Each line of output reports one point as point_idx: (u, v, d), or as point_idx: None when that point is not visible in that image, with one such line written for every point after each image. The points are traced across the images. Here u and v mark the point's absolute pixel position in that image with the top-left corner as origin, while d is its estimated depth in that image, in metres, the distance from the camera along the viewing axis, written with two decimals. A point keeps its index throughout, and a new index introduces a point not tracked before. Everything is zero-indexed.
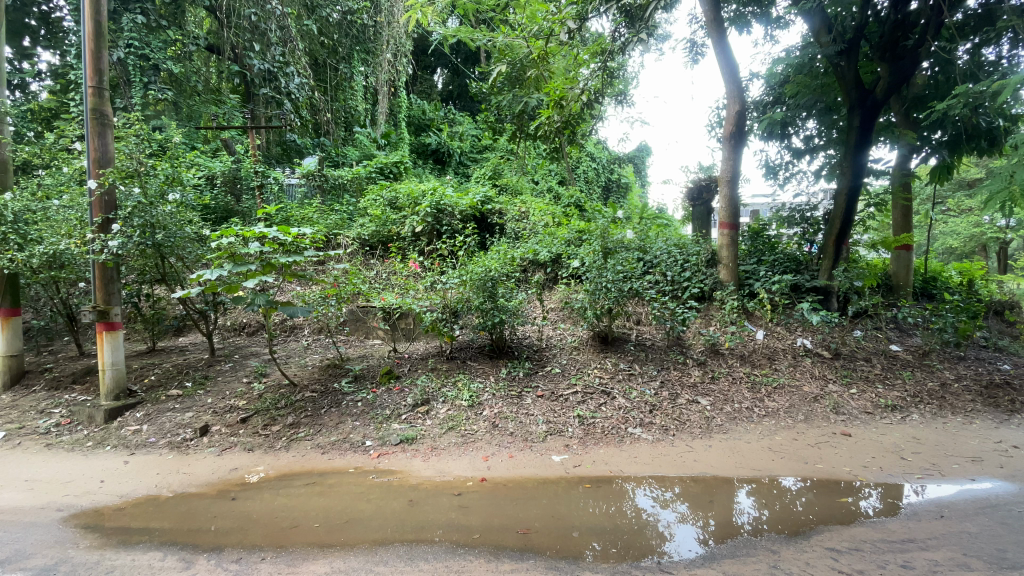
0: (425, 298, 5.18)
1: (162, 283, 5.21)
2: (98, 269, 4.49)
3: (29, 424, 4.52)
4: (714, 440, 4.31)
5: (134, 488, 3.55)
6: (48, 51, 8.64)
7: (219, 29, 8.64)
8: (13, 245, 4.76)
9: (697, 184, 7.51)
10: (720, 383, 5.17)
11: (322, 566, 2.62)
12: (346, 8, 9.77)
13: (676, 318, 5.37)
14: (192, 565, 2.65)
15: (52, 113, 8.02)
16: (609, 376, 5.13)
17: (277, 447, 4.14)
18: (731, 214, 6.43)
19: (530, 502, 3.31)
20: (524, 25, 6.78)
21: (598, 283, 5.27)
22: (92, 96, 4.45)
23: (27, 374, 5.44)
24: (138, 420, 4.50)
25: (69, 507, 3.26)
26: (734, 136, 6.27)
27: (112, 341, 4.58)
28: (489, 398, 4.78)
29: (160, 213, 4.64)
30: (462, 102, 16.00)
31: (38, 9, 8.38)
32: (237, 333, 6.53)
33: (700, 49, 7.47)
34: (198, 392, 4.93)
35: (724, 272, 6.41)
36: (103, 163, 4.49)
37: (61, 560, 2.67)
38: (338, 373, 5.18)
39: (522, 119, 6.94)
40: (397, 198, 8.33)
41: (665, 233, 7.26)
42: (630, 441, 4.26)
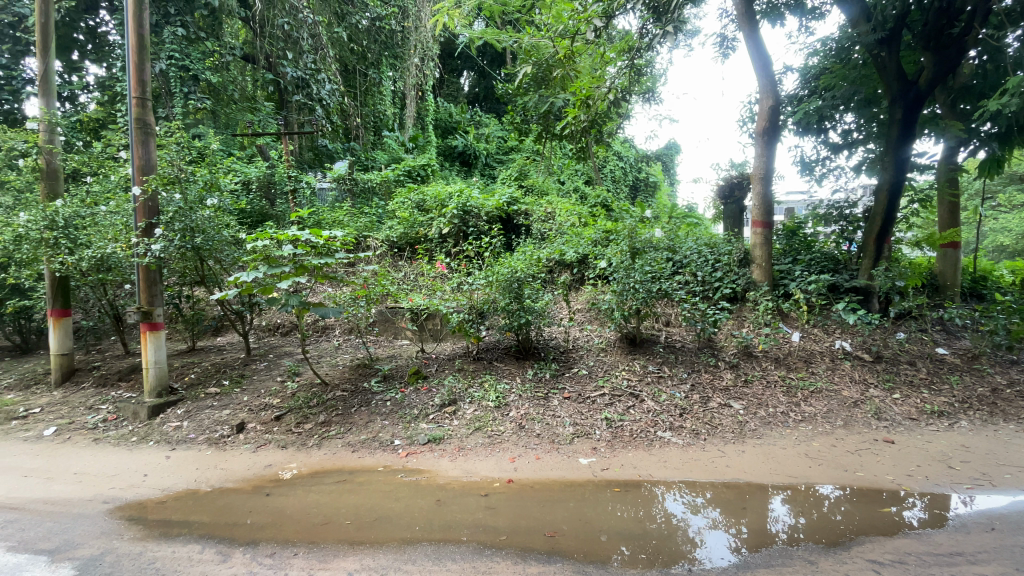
0: (452, 299, 5.21)
1: (201, 285, 5.40)
2: (142, 271, 4.68)
3: (79, 419, 4.77)
4: (747, 445, 4.19)
5: (174, 482, 3.69)
6: (96, 64, 9.12)
7: (254, 39, 8.88)
8: (65, 249, 5.06)
9: (728, 181, 7.29)
10: (753, 387, 5.02)
11: (352, 563, 2.66)
12: (375, 14, 9.94)
13: (707, 320, 5.20)
14: (229, 557, 2.73)
15: (99, 123, 8.42)
16: (637, 378, 5.05)
17: (309, 445, 4.25)
18: (765, 212, 6.22)
19: (557, 505, 3.28)
20: (550, 24, 6.71)
21: (625, 284, 5.18)
22: (137, 106, 4.65)
23: (77, 372, 5.73)
24: (179, 417, 4.69)
25: (114, 499, 3.42)
26: (767, 133, 6.10)
27: (155, 340, 4.78)
28: (515, 399, 4.78)
29: (199, 217, 4.79)
30: (489, 103, 16.10)
31: (86, 24, 8.85)
32: (272, 334, 6.72)
33: (731, 43, 7.27)
34: (235, 390, 5.10)
35: (758, 271, 6.23)
36: (147, 170, 4.69)
37: (107, 550, 2.80)
38: (367, 373, 5.26)
39: (547, 120, 6.75)
40: (424, 200, 8.41)
41: (695, 232, 7.06)
42: (660, 444, 4.18)
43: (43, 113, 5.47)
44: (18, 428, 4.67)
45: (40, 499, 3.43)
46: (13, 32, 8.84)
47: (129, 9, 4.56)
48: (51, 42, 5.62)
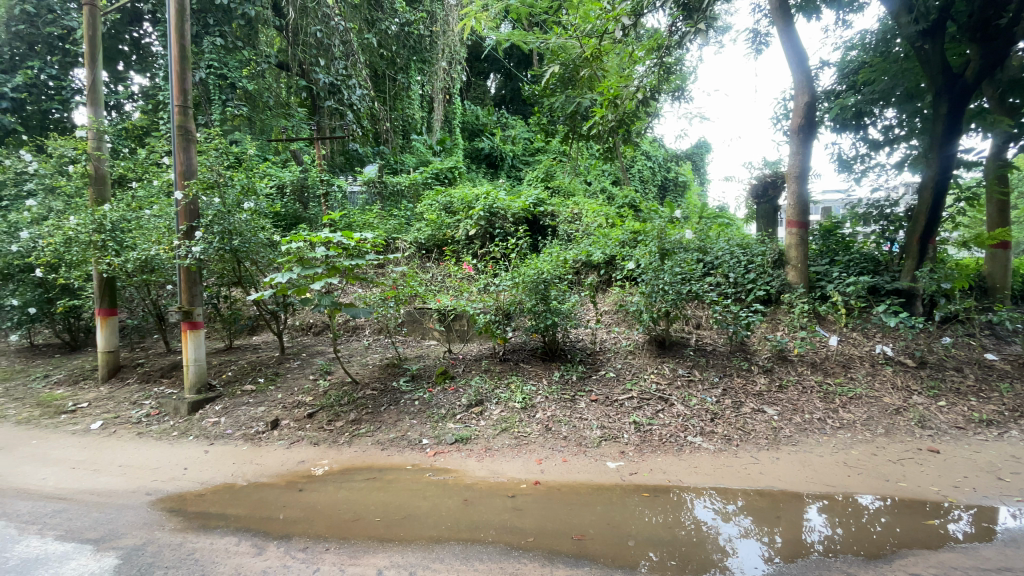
0: (479, 300, 5.25)
1: (239, 285, 5.58)
2: (183, 272, 4.86)
3: (124, 414, 5.00)
4: (782, 452, 4.06)
5: (211, 476, 3.83)
6: (140, 74, 9.56)
7: (288, 46, 9.14)
8: (112, 251, 5.32)
9: (760, 180, 7.09)
10: (788, 392, 4.86)
11: (381, 560, 2.70)
12: (404, 20, 10.15)
13: (739, 323, 5.07)
14: (264, 550, 2.81)
15: (144, 130, 8.82)
16: (666, 382, 4.96)
17: (340, 442, 4.34)
18: (801, 212, 6.04)
19: (584, 508, 3.25)
20: (577, 24, 6.67)
21: (654, 285, 5.11)
22: (178, 114, 4.84)
23: (122, 368, 6.00)
24: (217, 413, 4.86)
25: (156, 491, 3.57)
26: (802, 130, 5.92)
27: (195, 338, 4.97)
28: (542, 400, 4.76)
29: (236, 220, 4.95)
30: (515, 105, 16.16)
31: (131, 36, 9.28)
32: (305, 333, 6.89)
33: (764, 38, 7.09)
34: (270, 388, 5.25)
35: (793, 273, 6.03)
36: (188, 176, 4.88)
37: (149, 540, 2.92)
38: (396, 372, 5.34)
39: (575, 120, 6.63)
40: (451, 203, 8.47)
41: (727, 233, 6.90)
42: (690, 449, 4.10)
43: (92, 121, 5.76)
44: (69, 422, 4.93)
45: (88, 490, 3.61)
46: (62, 44, 9.39)
47: (171, 20, 4.75)
48: (99, 54, 5.92)
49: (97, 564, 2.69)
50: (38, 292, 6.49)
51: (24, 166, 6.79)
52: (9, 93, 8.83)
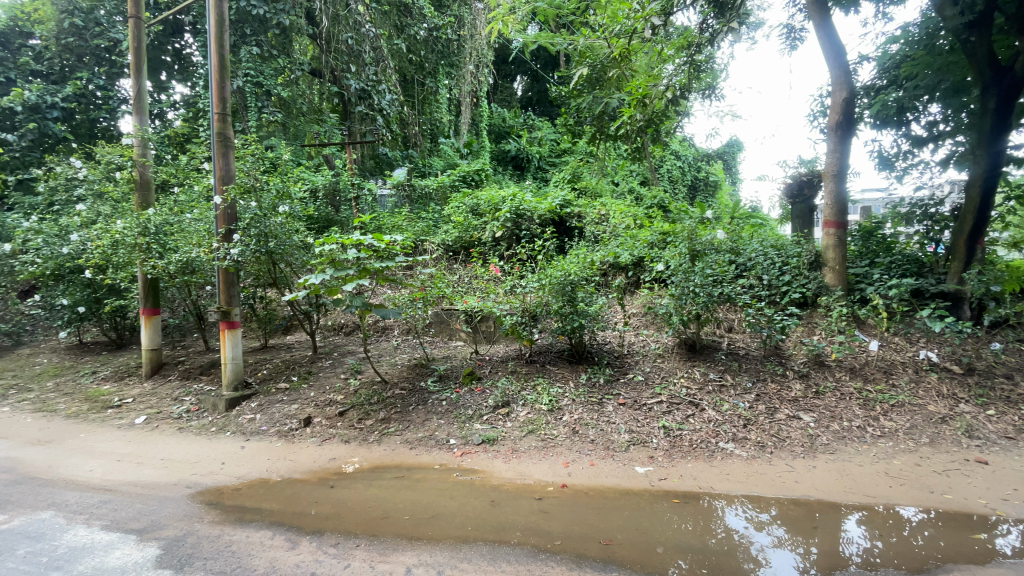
0: (505, 302, 5.27)
1: (274, 286, 5.75)
2: (222, 274, 5.03)
3: (166, 409, 5.22)
4: (819, 460, 3.93)
5: (247, 471, 3.96)
6: (181, 83, 9.97)
7: (320, 54, 9.38)
8: (156, 253, 5.55)
9: (796, 179, 6.87)
10: (826, 399, 4.70)
11: (410, 558, 2.74)
12: (432, 25, 10.30)
13: (774, 326, 4.92)
14: (297, 545, 2.89)
15: (184, 137, 9.18)
16: (697, 387, 4.86)
17: (370, 440, 4.42)
18: (839, 212, 5.83)
19: (612, 513, 3.21)
20: (605, 25, 6.63)
21: (684, 288, 5.03)
22: (218, 122, 5.02)
23: (165, 366, 6.25)
24: (252, 410, 5.02)
25: (195, 485, 3.71)
26: (840, 127, 5.73)
27: (232, 338, 5.13)
28: (568, 403, 4.74)
29: (272, 223, 5.12)
30: (542, 107, 16.15)
31: (173, 47, 9.69)
32: (336, 333, 7.04)
33: (799, 34, 6.88)
34: (303, 386, 5.39)
35: (831, 275, 5.83)
36: (227, 181, 5.07)
37: (189, 532, 3.04)
38: (423, 373, 5.40)
39: (602, 120, 6.58)
40: (478, 204, 8.51)
41: (760, 233, 6.72)
42: (721, 456, 4.00)
43: (137, 130, 6.02)
44: (114, 416, 5.17)
45: (132, 482, 3.78)
46: (109, 56, 9.85)
47: (211, 31, 4.94)
48: (143, 65, 6.18)
49: (141, 553, 2.81)
50: (87, 292, 6.84)
51: (74, 172, 7.15)
52: (60, 103, 9.44)
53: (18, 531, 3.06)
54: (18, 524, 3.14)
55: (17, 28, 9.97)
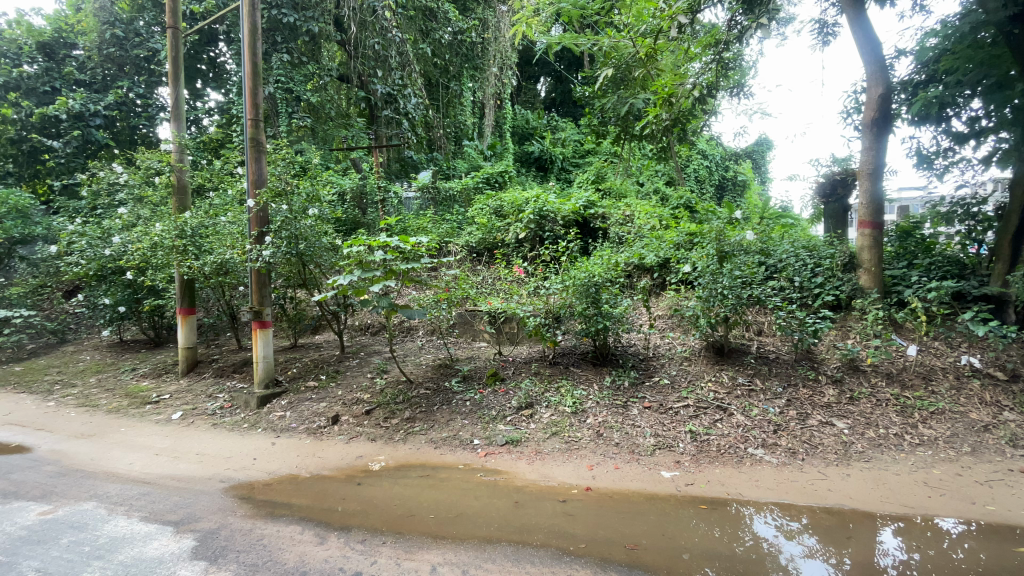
0: (529, 303, 5.28)
1: (304, 287, 5.89)
2: (255, 275, 5.19)
3: (201, 406, 5.41)
4: (854, 469, 3.81)
5: (277, 466, 4.07)
6: (216, 90, 10.32)
7: (348, 59, 9.59)
8: (192, 255, 5.76)
9: (828, 178, 6.68)
10: (860, 405, 4.55)
11: (435, 556, 2.77)
12: (457, 29, 10.32)
13: (806, 329, 4.79)
14: (325, 540, 2.95)
15: (219, 143, 9.49)
16: (725, 391, 4.77)
17: (396, 439, 4.48)
18: (874, 212, 5.65)
19: (637, 517, 3.18)
20: (630, 24, 6.59)
21: (712, 290, 4.94)
22: (251, 127, 5.18)
23: (199, 364, 6.47)
24: (283, 407, 5.15)
25: (229, 479, 3.83)
26: (876, 124, 5.54)
27: (264, 337, 5.28)
28: (593, 405, 4.71)
29: (302, 226, 5.24)
30: (566, 108, 16.13)
31: (208, 55, 10.04)
32: (363, 333, 7.16)
33: (832, 29, 6.69)
34: (331, 384, 5.51)
35: (866, 278, 5.64)
36: (259, 184, 5.17)
37: (222, 525, 3.14)
38: (448, 373, 5.46)
39: (626, 120, 6.58)
40: (501, 206, 8.54)
41: (791, 233, 6.55)
42: (751, 462, 3.92)
43: (175, 136, 6.22)
44: (152, 412, 5.38)
45: (169, 475, 3.93)
46: (147, 65, 10.29)
47: (245, 39, 5.12)
48: (180, 73, 6.42)
49: (177, 544, 2.91)
50: (127, 292, 7.17)
51: (116, 178, 7.47)
52: (102, 111, 9.81)
53: (63, 520, 3.21)
54: (63, 514, 3.29)
55: (61, 39, 10.43)
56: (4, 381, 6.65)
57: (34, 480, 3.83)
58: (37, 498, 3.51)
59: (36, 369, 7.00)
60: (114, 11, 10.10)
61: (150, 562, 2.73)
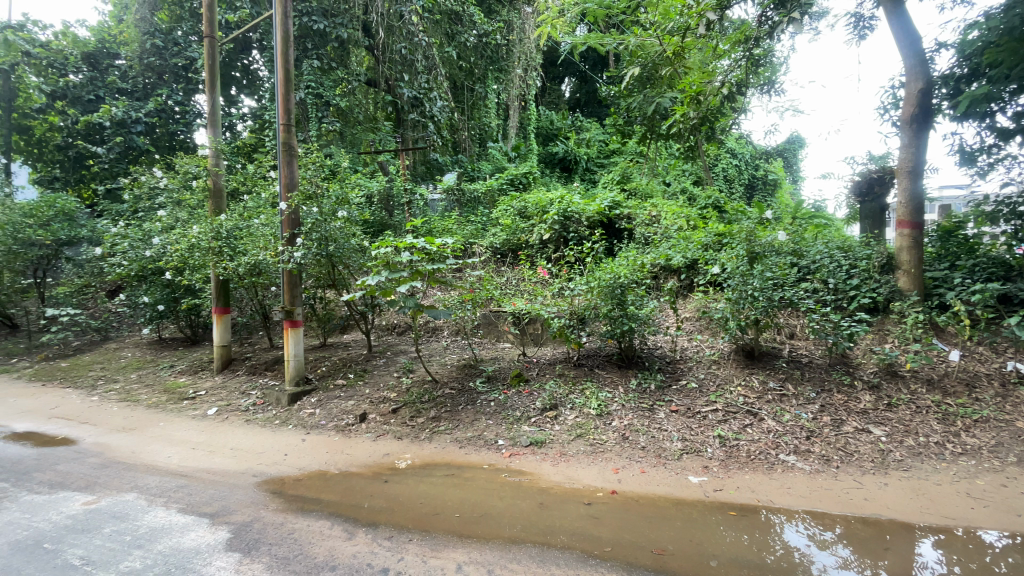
0: (554, 304, 5.26)
1: (333, 287, 6.02)
2: (286, 275, 5.34)
3: (235, 402, 5.59)
4: (891, 477, 3.67)
5: (307, 462, 4.17)
6: (249, 97, 10.64)
7: (376, 64, 9.77)
8: (227, 256, 5.95)
9: (865, 176, 6.49)
10: (898, 411, 4.38)
11: (461, 555, 2.80)
12: (482, 31, 10.60)
13: (841, 333, 4.64)
14: (354, 535, 3.02)
15: (252, 148, 9.79)
16: (755, 396, 4.66)
17: (421, 438, 4.54)
18: (914, 212, 5.44)
19: (663, 523, 3.14)
20: (658, 22, 6.50)
21: (742, 292, 4.84)
22: (284, 132, 5.33)
23: (233, 361, 6.68)
24: (312, 405, 5.28)
25: (261, 474, 3.95)
26: (915, 121, 5.35)
27: (295, 336, 5.43)
28: (618, 408, 4.67)
29: (332, 228, 5.36)
30: (590, 108, 16.05)
31: (242, 63, 10.37)
32: (390, 332, 7.28)
33: (868, 23, 6.47)
34: (358, 383, 5.62)
35: (905, 279, 5.43)
36: (291, 187, 5.35)
37: (255, 518, 3.24)
38: (472, 373, 5.50)
39: (653, 120, 6.52)
40: (525, 207, 8.56)
41: (825, 234, 6.36)
42: (782, 469, 3.82)
43: (211, 142, 6.44)
44: (189, 407, 5.59)
45: (205, 469, 4.07)
46: (185, 73, 10.72)
47: (278, 46, 5.25)
48: (216, 80, 6.65)
49: (213, 536, 3.02)
50: (166, 292, 7.46)
51: (156, 182, 7.79)
52: (143, 118, 10.23)
53: (105, 511, 3.36)
54: (106, 504, 3.45)
55: (105, 50, 10.85)
56: (53, 376, 7.00)
57: (79, 471, 4.03)
58: (82, 489, 3.69)
59: (81, 365, 7.35)
60: (153, 22, 10.54)
61: (187, 553, 2.83)
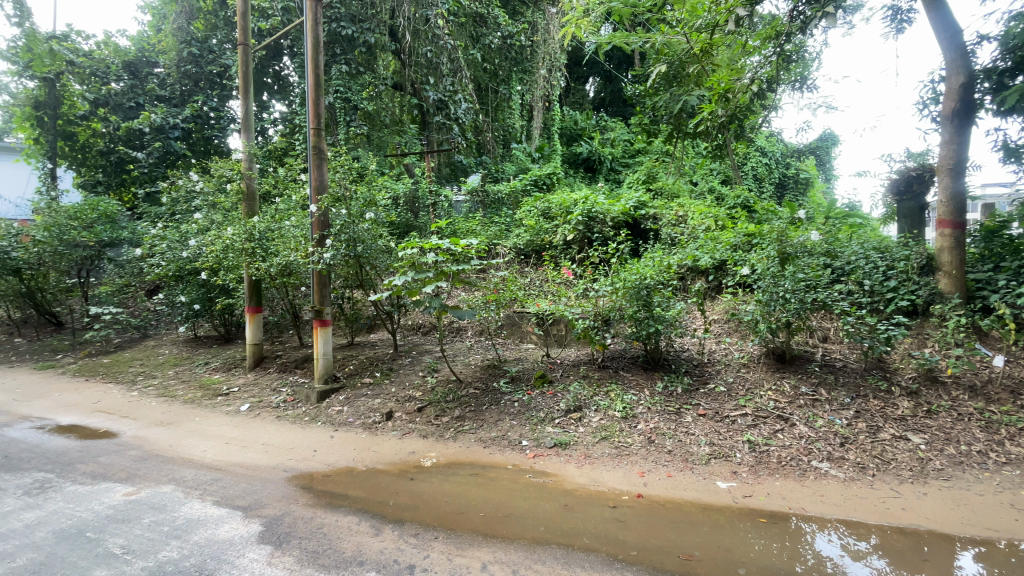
0: (578, 306, 5.23)
1: (361, 287, 6.14)
2: (316, 276, 5.47)
3: (267, 399, 5.75)
4: (930, 487, 3.53)
5: (335, 459, 4.27)
6: (280, 102, 10.94)
7: (402, 68, 9.95)
8: (260, 257, 6.14)
9: (903, 174, 6.27)
10: (938, 419, 4.21)
11: (486, 554, 2.82)
12: (506, 33, 10.62)
13: (877, 336, 4.48)
14: (381, 532, 3.07)
15: (283, 152, 10.07)
16: (786, 400, 4.55)
17: (446, 437, 4.59)
18: (956, 211, 5.20)
19: (691, 528, 3.10)
20: (685, 19, 6.41)
21: (773, 293, 4.73)
22: (314, 136, 5.47)
23: (265, 359, 6.88)
24: (340, 402, 5.40)
25: (291, 469, 4.06)
26: (957, 116, 5.12)
27: (324, 335, 5.56)
28: (644, 411, 4.62)
29: (360, 229, 5.47)
30: (615, 107, 15.91)
31: (274, 69, 10.67)
32: (415, 332, 7.38)
33: (906, 16, 6.24)
34: (385, 381, 5.71)
35: (946, 282, 5.17)
36: (320, 190, 5.48)
37: (286, 512, 3.33)
38: (496, 373, 5.53)
39: (679, 118, 6.36)
40: (549, 208, 8.54)
41: (860, 234, 6.16)
42: (815, 476, 3.72)
43: (245, 146, 6.65)
44: (223, 403, 5.78)
45: (238, 463, 4.21)
46: (220, 80, 11.10)
47: (308, 52, 5.39)
48: (249, 86, 6.85)
49: (246, 529, 3.12)
50: (201, 292, 7.73)
51: (192, 186, 8.08)
52: (180, 124, 10.62)
53: (144, 501, 3.51)
54: (145, 496, 3.60)
55: (144, 58, 11.34)
56: (96, 371, 7.35)
57: (120, 463, 4.22)
58: (123, 480, 3.86)
59: (122, 361, 7.68)
60: (190, 31, 10.95)
61: (222, 544, 2.94)
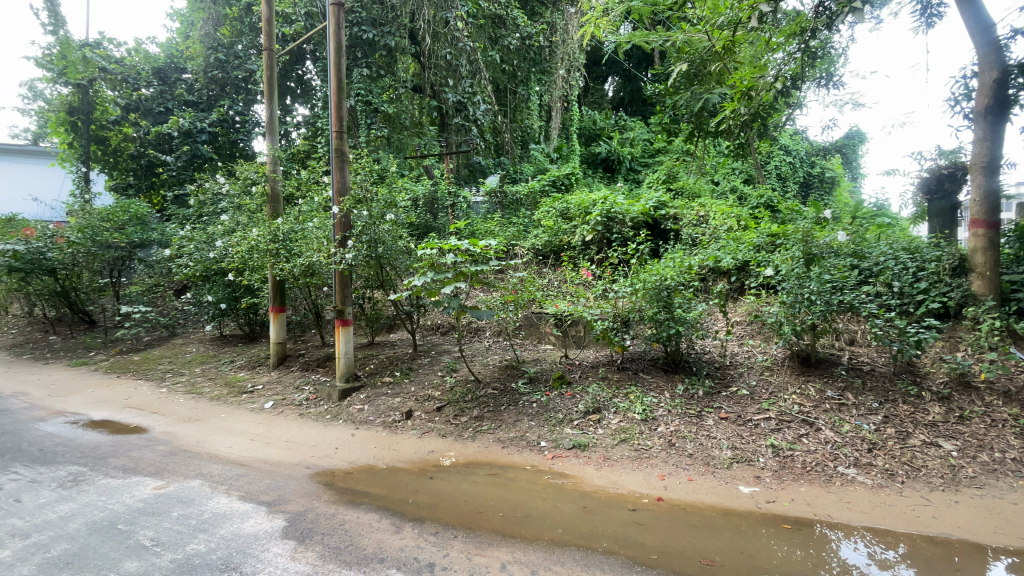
0: (596, 307, 5.19)
1: (381, 288, 6.22)
2: (337, 276, 5.57)
3: (290, 397, 5.87)
4: (963, 495, 3.42)
5: (356, 457, 4.33)
6: (303, 105, 11.14)
7: (422, 70, 10.06)
8: (283, 257, 6.27)
9: (934, 172, 6.08)
10: (972, 425, 4.07)
11: (505, 554, 2.84)
12: (526, 34, 10.73)
13: (907, 340, 4.34)
14: (400, 529, 3.11)
15: (305, 154, 10.26)
16: (811, 404, 4.45)
17: (464, 437, 4.62)
18: (990, 211, 5.03)
19: (712, 533, 3.06)
20: (706, 17, 6.34)
21: (797, 295, 4.64)
22: (336, 139, 5.57)
23: (288, 358, 7.02)
24: (361, 401, 5.48)
25: (314, 466, 4.14)
26: (991, 113, 4.95)
27: (345, 334, 5.64)
28: (664, 414, 4.58)
29: (381, 230, 5.54)
30: (635, 107, 15.76)
31: (296, 73, 10.88)
32: (434, 332, 7.43)
33: (937, 9, 6.06)
34: (404, 381, 5.77)
35: (979, 283, 4.98)
36: (342, 192, 5.55)
37: (308, 508, 3.40)
38: (515, 373, 5.54)
39: (701, 117, 6.51)
40: (568, 208, 8.52)
41: (888, 234, 5.99)
42: (841, 482, 3.63)
43: (269, 149, 6.79)
44: (248, 400, 5.92)
45: (262, 459, 4.31)
46: (245, 85, 11.37)
47: (330, 57, 5.49)
48: (273, 90, 7.01)
49: (269, 524, 3.19)
50: (227, 291, 7.93)
51: (219, 188, 8.29)
52: (207, 128, 10.93)
53: (173, 496, 3.62)
54: (174, 490, 3.72)
55: (173, 64, 11.68)
56: (127, 368, 7.60)
57: (150, 458, 4.36)
58: (152, 474, 3.99)
59: (151, 359, 7.92)
60: (216, 37, 11.24)
61: (247, 539, 3.01)
